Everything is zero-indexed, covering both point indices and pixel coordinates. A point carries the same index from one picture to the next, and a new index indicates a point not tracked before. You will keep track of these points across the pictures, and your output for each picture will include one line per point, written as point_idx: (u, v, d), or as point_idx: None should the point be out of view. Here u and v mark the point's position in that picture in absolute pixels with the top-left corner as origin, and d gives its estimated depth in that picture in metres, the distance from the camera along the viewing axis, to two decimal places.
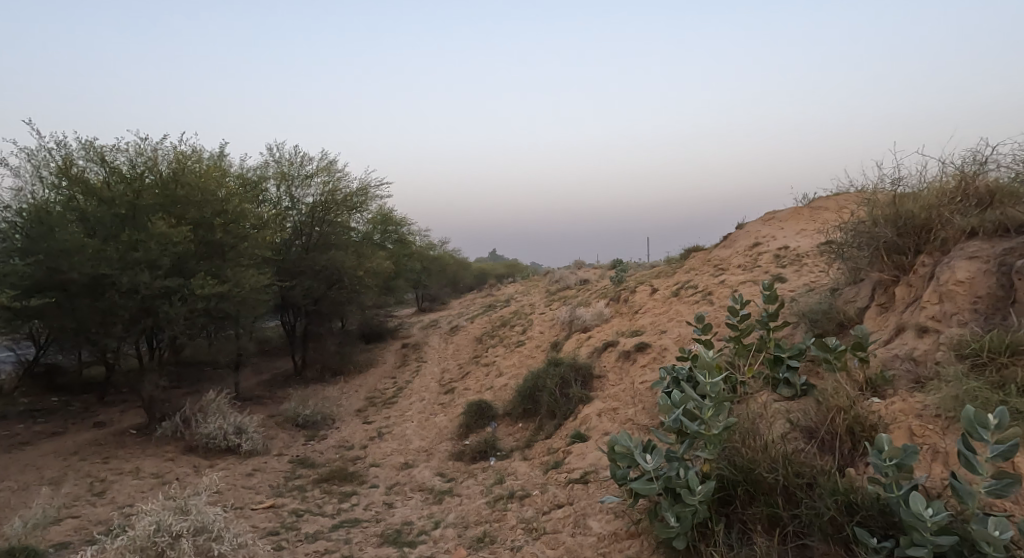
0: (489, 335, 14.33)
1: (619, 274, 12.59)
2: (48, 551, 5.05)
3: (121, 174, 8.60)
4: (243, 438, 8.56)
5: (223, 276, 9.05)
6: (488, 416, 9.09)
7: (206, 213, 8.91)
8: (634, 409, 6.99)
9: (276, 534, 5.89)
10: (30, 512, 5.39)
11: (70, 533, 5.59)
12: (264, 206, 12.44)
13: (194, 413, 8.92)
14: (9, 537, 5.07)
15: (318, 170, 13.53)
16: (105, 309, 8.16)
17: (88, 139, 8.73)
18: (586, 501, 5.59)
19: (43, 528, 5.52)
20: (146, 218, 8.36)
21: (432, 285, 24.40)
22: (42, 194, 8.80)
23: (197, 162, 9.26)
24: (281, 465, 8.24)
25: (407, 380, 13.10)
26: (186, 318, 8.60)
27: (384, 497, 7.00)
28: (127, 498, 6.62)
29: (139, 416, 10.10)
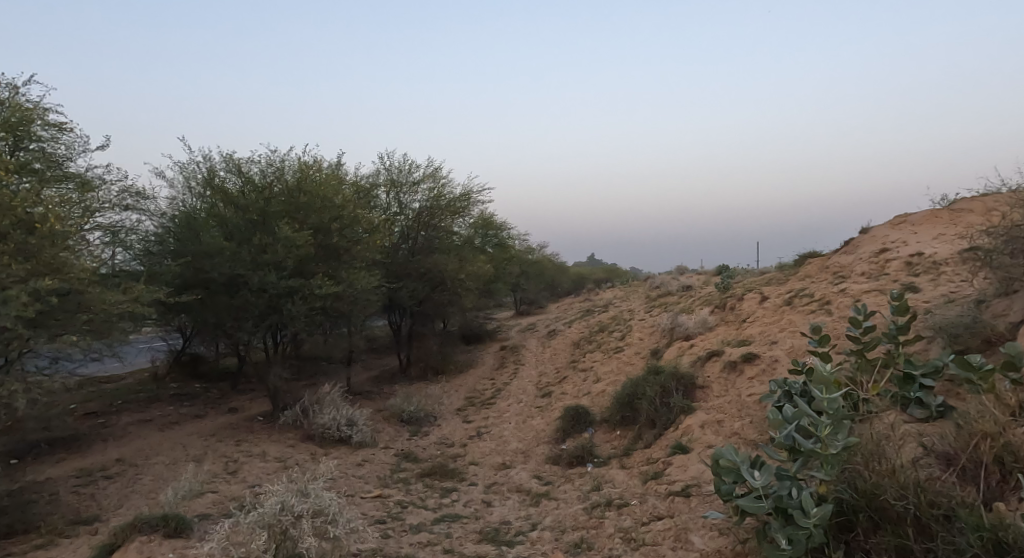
0: (587, 340, 14.23)
1: (726, 281, 12.14)
2: (194, 521, 5.60)
3: (254, 183, 9.35)
4: (354, 430, 9.03)
5: (339, 277, 9.58)
6: (585, 422, 9.05)
7: (325, 218, 9.45)
8: (741, 423, 6.74)
9: (383, 523, 6.15)
10: (180, 484, 5.97)
11: (211, 506, 6.14)
12: (375, 211, 13.08)
13: (312, 403, 9.52)
14: (164, 506, 5.66)
15: (424, 176, 14.04)
16: (239, 305, 8.92)
17: (228, 152, 9.58)
18: (688, 515, 5.45)
19: (189, 500, 6.11)
20: (274, 223, 9.05)
21: (531, 289, 24.68)
22: (191, 203, 9.80)
23: (319, 170, 9.89)
24: (388, 458, 8.61)
25: (506, 381, 13.29)
26: (307, 315, 9.19)
27: (483, 495, 7.15)
28: (256, 478, 7.18)
29: (265, 404, 10.92)
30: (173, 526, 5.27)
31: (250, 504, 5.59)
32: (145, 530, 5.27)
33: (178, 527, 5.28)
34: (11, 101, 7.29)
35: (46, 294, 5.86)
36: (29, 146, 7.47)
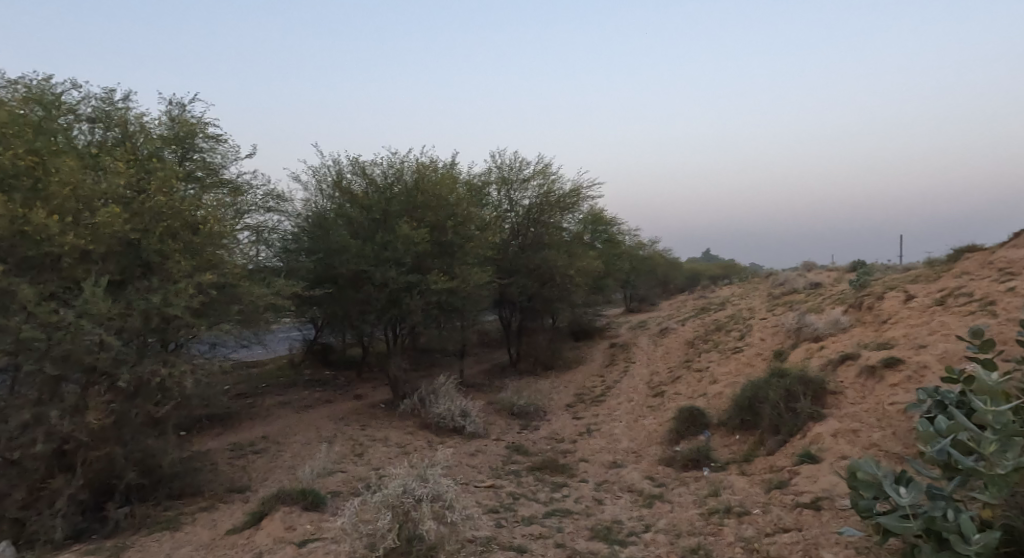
0: (702, 338, 13.64)
1: (863, 278, 11.17)
2: (327, 496, 5.99)
3: (376, 184, 9.78)
4: (467, 421, 9.21)
5: (453, 273, 9.79)
6: (701, 424, 8.66)
7: (440, 216, 9.71)
8: (882, 434, 6.16)
9: (496, 513, 6.19)
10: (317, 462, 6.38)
11: (342, 484, 6.51)
12: (487, 209, 13.24)
13: (429, 394, 9.82)
14: (303, 481, 6.07)
15: (535, 173, 14.01)
16: (363, 299, 9.39)
17: (354, 155, 10.08)
18: (819, 530, 5.04)
19: (322, 478, 6.51)
20: (395, 222, 9.42)
21: (642, 286, 24.14)
22: (322, 203, 10.43)
23: (435, 170, 10.15)
24: (501, 450, 8.71)
25: (616, 379, 13.05)
26: (424, 309, 9.49)
27: (594, 493, 7.03)
28: (379, 461, 7.51)
29: (386, 392, 11.43)
30: (311, 499, 5.67)
31: (376, 484, 5.88)
32: (287, 501, 5.67)
33: (314, 502, 5.65)
34: (179, 118, 8.35)
35: (205, 288, 6.47)
36: (193, 157, 8.48)
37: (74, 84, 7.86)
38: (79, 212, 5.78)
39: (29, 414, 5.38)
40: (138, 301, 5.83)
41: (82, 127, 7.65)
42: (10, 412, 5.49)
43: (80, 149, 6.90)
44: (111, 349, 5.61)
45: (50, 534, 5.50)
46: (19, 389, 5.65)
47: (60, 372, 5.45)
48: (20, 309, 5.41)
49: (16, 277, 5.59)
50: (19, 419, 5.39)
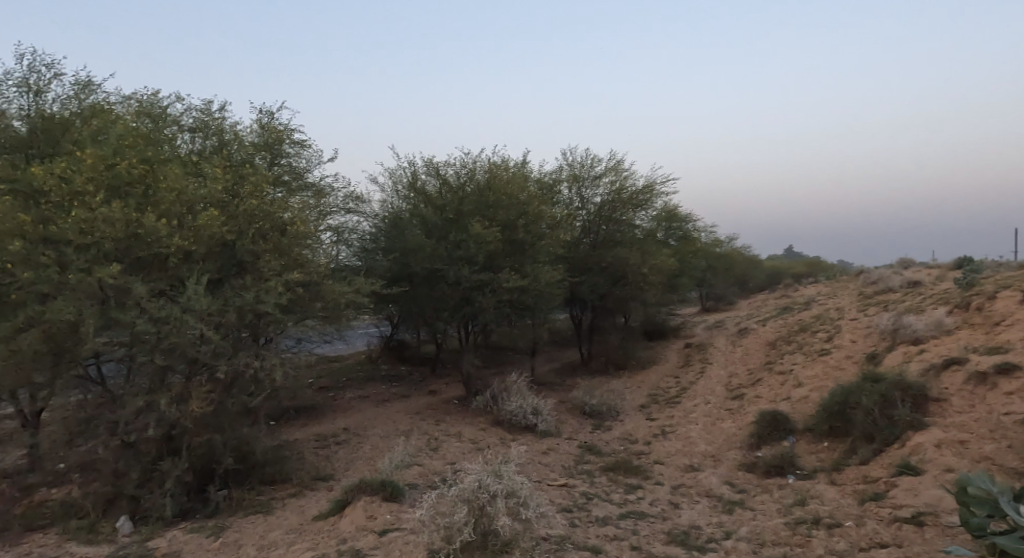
0: (785, 339, 13.01)
1: (969, 277, 10.32)
2: (406, 488, 6.08)
3: (449, 184, 9.86)
4: (539, 419, 9.13)
5: (524, 271, 9.73)
6: (784, 429, 8.23)
7: (512, 215, 9.67)
8: (996, 448, 5.64)
9: (570, 512, 6.06)
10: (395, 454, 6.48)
11: (419, 477, 6.59)
12: (558, 207, 13.09)
13: (501, 391, 9.81)
14: (382, 471, 6.16)
15: (607, 170, 13.72)
16: (437, 297, 9.50)
17: (427, 156, 10.21)
18: (922, 548, 4.66)
19: (400, 470, 6.61)
20: (467, 221, 9.47)
21: (719, 285, 23.36)
22: (398, 204, 10.64)
23: (507, 169, 10.12)
24: (574, 449, 8.60)
25: (692, 380, 12.65)
26: (496, 308, 9.49)
27: (670, 496, 6.80)
28: (454, 456, 7.56)
29: (459, 389, 11.54)
30: (390, 490, 5.74)
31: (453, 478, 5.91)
32: (368, 491, 5.78)
33: (393, 494, 5.73)
34: (268, 125, 8.71)
35: (293, 286, 6.71)
36: (281, 162, 8.87)
37: (179, 96, 8.36)
38: (183, 213, 6.08)
39: (141, 402, 5.74)
40: (234, 299, 6.11)
41: (185, 137, 8.19)
42: (127, 399, 5.88)
43: (181, 157, 7.30)
44: (210, 343, 5.85)
45: (160, 511, 5.88)
46: (134, 378, 6.03)
47: (167, 363, 5.75)
48: (135, 305, 5.65)
49: (131, 274, 5.85)
50: (133, 406, 5.75)
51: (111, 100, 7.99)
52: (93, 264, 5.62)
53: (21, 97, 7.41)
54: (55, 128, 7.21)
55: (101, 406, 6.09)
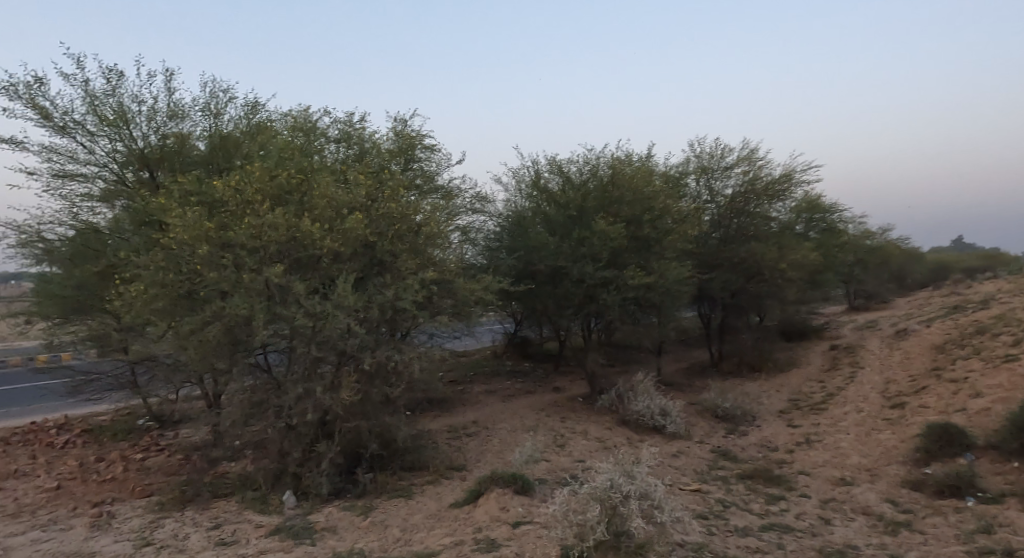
0: (955, 343, 11.60)
1: None
2: (536, 482, 6.14)
3: (571, 181, 9.81)
4: (668, 420, 8.84)
5: (650, 268, 9.45)
6: (961, 444, 7.36)
7: (637, 210, 9.42)
8: None
9: (706, 519, 5.77)
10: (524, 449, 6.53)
11: (549, 473, 6.61)
12: (685, 201, 12.56)
13: (627, 390, 9.59)
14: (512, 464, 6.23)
15: (739, 159, 12.93)
16: (561, 294, 9.50)
17: (550, 154, 10.19)
18: None
19: (529, 465, 6.67)
20: (591, 218, 9.38)
21: (870, 281, 21.39)
22: (521, 203, 10.76)
23: (632, 163, 9.87)
24: (708, 454, 8.23)
25: (840, 386, 11.68)
26: (621, 305, 9.30)
27: (819, 511, 6.28)
28: (581, 454, 7.51)
29: (583, 387, 11.46)
30: (521, 484, 5.82)
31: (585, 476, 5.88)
32: (499, 484, 5.87)
33: (523, 488, 5.80)
34: (402, 133, 9.14)
35: (428, 284, 6.99)
36: (414, 166, 9.29)
37: (326, 111, 9.01)
38: (334, 217, 6.52)
39: (301, 389, 6.23)
40: (376, 296, 6.46)
41: (333, 147, 8.80)
42: (288, 385, 6.40)
43: (326, 165, 7.85)
44: (357, 336, 6.24)
45: (318, 488, 6.44)
46: (292, 366, 6.54)
47: (321, 354, 6.20)
48: (295, 300, 6.16)
49: (291, 273, 6.37)
50: (295, 392, 6.27)
51: (273, 118, 8.77)
52: (260, 265, 6.19)
53: (204, 120, 8.30)
54: (231, 146, 8.06)
55: (269, 391, 6.55)
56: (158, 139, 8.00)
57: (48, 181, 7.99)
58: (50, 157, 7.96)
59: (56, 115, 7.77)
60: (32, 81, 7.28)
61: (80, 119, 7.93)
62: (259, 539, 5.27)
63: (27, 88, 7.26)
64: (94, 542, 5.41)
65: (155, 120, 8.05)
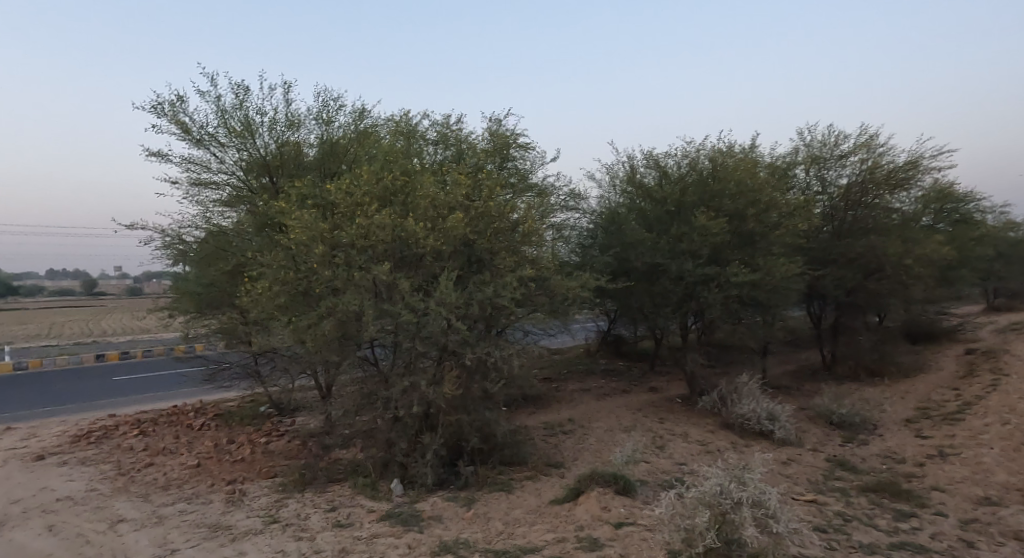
0: None
1: None
2: (638, 483, 6.07)
3: (669, 176, 9.58)
4: (776, 425, 8.44)
5: (755, 264, 9.05)
6: None
7: (741, 204, 9.04)
8: None
9: (825, 533, 5.46)
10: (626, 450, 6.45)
11: (651, 475, 6.50)
12: (794, 192, 11.94)
13: (731, 392, 9.25)
14: (613, 465, 6.18)
15: (856, 147, 12.12)
16: (658, 292, 9.30)
17: (646, 148, 10.01)
18: None
19: (631, 466, 6.59)
20: (691, 213, 9.11)
21: (1013, 280, 19.35)
22: (615, 199, 10.65)
23: (734, 155, 9.51)
24: (821, 463, 7.80)
25: (977, 395, 10.66)
26: (723, 303, 8.96)
27: (957, 531, 5.78)
28: (682, 457, 7.33)
29: (682, 387, 11.17)
30: (622, 485, 5.78)
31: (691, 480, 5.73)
32: (601, 483, 5.85)
33: (625, 490, 5.75)
34: (497, 132, 9.29)
35: (525, 281, 7.04)
36: (510, 165, 9.43)
37: (426, 114, 9.32)
38: (435, 217, 6.74)
39: (406, 382, 6.50)
40: (476, 293, 6.62)
41: (433, 149, 9.08)
42: (394, 378, 6.68)
43: (427, 166, 8.12)
44: (458, 331, 6.40)
45: (423, 479, 6.69)
46: (397, 360, 6.82)
47: (424, 349, 6.42)
48: (401, 297, 6.43)
49: (397, 270, 6.65)
50: (400, 385, 6.54)
51: (379, 123, 9.18)
52: (369, 263, 6.51)
53: (317, 127, 8.83)
54: (339, 153, 8.56)
55: (377, 383, 6.88)
56: (277, 147, 8.58)
57: (187, 189, 8.79)
58: (189, 167, 8.74)
59: (195, 129, 8.53)
60: (174, 99, 8.04)
61: (214, 132, 8.65)
62: (371, 523, 5.55)
63: (170, 106, 8.02)
64: (229, 516, 5.93)
65: (276, 129, 8.64)
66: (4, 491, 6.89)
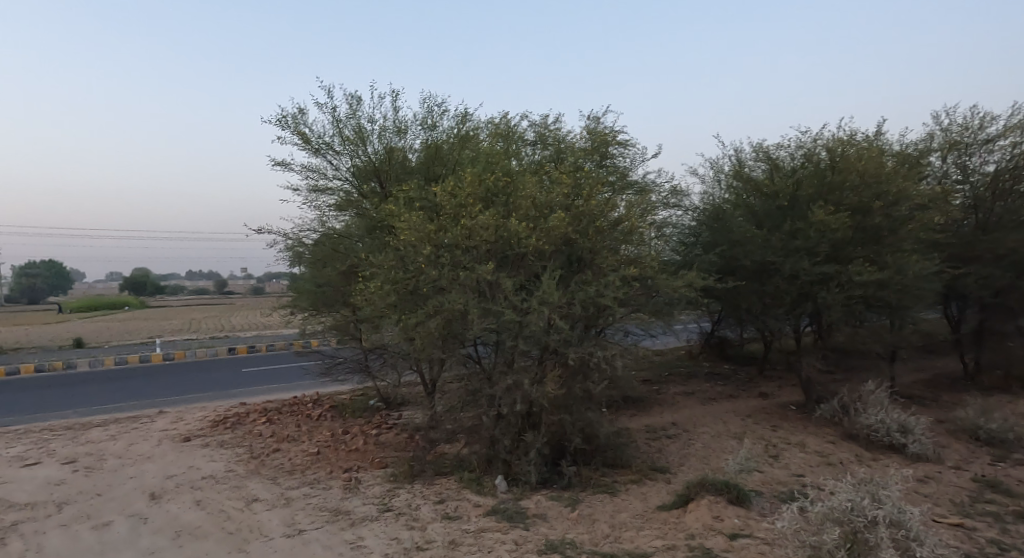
0: None
1: None
2: (753, 494, 5.80)
3: (781, 169, 9.08)
4: (909, 438, 7.78)
5: (882, 262, 8.41)
6: None
7: (866, 197, 8.40)
8: None
9: None
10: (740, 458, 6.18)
11: (765, 485, 6.21)
12: (928, 182, 10.96)
13: (854, 401, 8.63)
14: (726, 473, 5.94)
15: (1004, 130, 10.94)
16: (770, 292, 8.84)
17: (756, 140, 9.55)
18: None
19: (744, 475, 6.32)
20: (807, 207, 8.58)
21: None
22: (721, 195, 10.26)
23: (857, 145, 8.86)
24: (959, 481, 7.11)
25: None
26: (845, 304, 8.38)
27: None
28: (800, 468, 6.93)
29: (797, 394, 10.57)
30: (736, 494, 5.55)
31: (813, 495, 5.41)
32: (712, 491, 5.65)
33: (740, 500, 5.52)
34: (597, 130, 9.21)
35: (630, 280, 6.91)
36: (609, 163, 9.31)
37: (525, 115, 9.40)
38: (538, 217, 6.77)
39: (509, 380, 6.58)
40: (578, 293, 6.58)
41: (534, 149, 9.13)
42: (498, 376, 6.78)
43: (528, 167, 8.18)
44: (560, 331, 6.40)
45: (527, 476, 6.74)
46: (500, 359, 6.91)
47: (527, 348, 6.46)
48: (503, 297, 6.51)
49: (499, 270, 6.74)
50: (503, 383, 6.63)
51: (481, 125, 9.35)
52: (473, 263, 6.64)
53: (423, 132, 9.14)
54: (443, 157, 8.83)
55: (481, 381, 7.00)
56: (386, 152, 8.97)
57: (306, 195, 9.38)
58: (308, 174, 9.31)
59: (314, 139, 9.08)
60: (296, 112, 8.59)
61: (330, 141, 9.17)
62: (478, 517, 5.67)
63: (293, 118, 8.59)
64: (347, 502, 6.26)
65: (385, 135, 9.03)
66: (159, 467, 7.68)
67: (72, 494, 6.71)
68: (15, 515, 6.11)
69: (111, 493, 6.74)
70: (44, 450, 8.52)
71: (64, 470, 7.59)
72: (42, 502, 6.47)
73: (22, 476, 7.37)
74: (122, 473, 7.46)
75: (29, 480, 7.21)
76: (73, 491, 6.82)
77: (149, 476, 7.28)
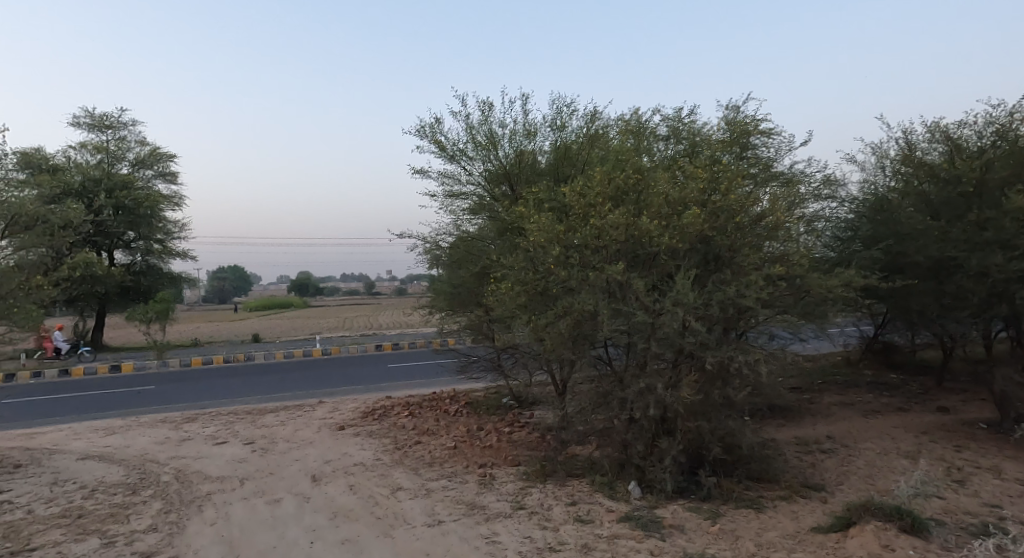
0: None
1: None
2: (932, 523, 5.06)
3: (964, 150, 7.91)
4: None
5: None
6: None
7: None
8: None
9: None
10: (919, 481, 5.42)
11: (948, 514, 5.41)
12: None
13: None
14: (897, 496, 5.24)
15: None
16: (952, 292, 7.74)
17: (933, 119, 8.40)
18: None
19: (922, 501, 5.55)
20: (1000, 193, 7.40)
21: None
22: (885, 183, 9.21)
23: None
24: None
25: None
26: None
27: None
28: (994, 497, 5.98)
29: (985, 410, 9.21)
30: (910, 522, 4.86)
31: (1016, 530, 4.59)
32: (879, 516, 5.00)
33: (916, 528, 4.83)
34: (734, 121, 8.61)
35: (776, 280, 6.31)
36: (749, 155, 8.67)
37: (657, 109, 9.00)
38: (670, 215, 6.39)
39: (641, 384, 6.27)
40: (715, 293, 6.12)
41: (665, 145, 8.70)
42: (628, 379, 6.49)
43: (660, 163, 7.82)
44: (696, 334, 5.97)
45: (662, 484, 6.41)
46: (632, 361, 6.59)
47: (660, 351, 6.11)
48: (635, 297, 6.20)
49: (630, 270, 6.44)
50: (635, 387, 6.33)
51: (612, 122, 9.08)
52: (604, 263, 6.41)
53: (552, 134, 9.04)
54: (573, 156, 8.69)
55: (612, 383, 6.73)
56: (516, 155, 9.00)
57: (441, 201, 9.64)
58: (443, 180, 9.57)
59: (449, 146, 9.29)
60: (433, 121, 8.85)
61: (463, 148, 9.34)
62: (612, 523, 5.44)
63: (429, 128, 8.85)
64: (484, 497, 6.29)
65: (515, 138, 9.05)
66: (319, 452, 8.22)
67: (250, 471, 7.34)
68: (207, 486, 6.78)
69: (280, 473, 7.30)
70: (229, 430, 9.47)
71: (245, 449, 8.35)
72: (228, 476, 7.14)
73: (213, 453, 8.20)
74: (290, 455, 8.07)
75: (219, 456, 8.02)
76: (251, 468, 7.46)
77: (311, 460, 7.80)
